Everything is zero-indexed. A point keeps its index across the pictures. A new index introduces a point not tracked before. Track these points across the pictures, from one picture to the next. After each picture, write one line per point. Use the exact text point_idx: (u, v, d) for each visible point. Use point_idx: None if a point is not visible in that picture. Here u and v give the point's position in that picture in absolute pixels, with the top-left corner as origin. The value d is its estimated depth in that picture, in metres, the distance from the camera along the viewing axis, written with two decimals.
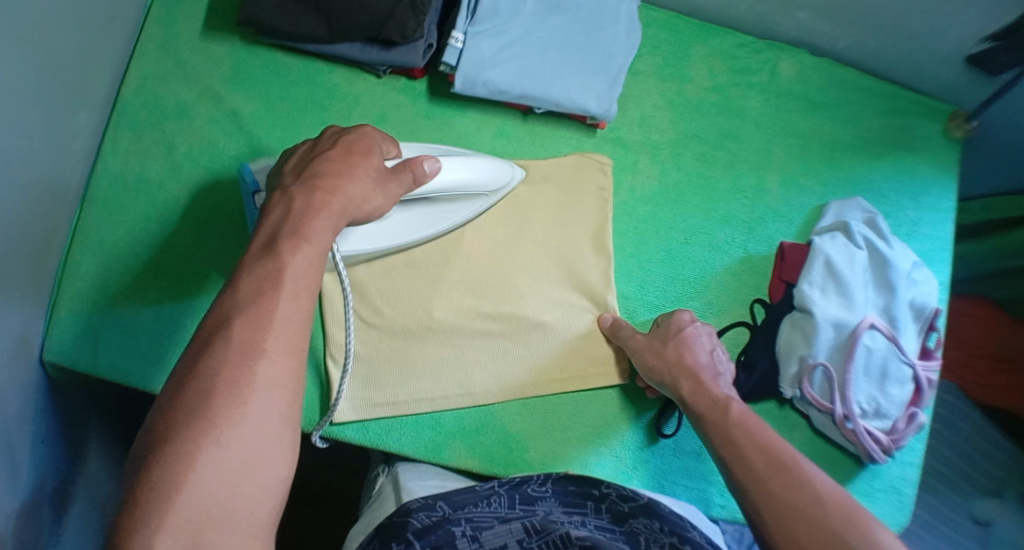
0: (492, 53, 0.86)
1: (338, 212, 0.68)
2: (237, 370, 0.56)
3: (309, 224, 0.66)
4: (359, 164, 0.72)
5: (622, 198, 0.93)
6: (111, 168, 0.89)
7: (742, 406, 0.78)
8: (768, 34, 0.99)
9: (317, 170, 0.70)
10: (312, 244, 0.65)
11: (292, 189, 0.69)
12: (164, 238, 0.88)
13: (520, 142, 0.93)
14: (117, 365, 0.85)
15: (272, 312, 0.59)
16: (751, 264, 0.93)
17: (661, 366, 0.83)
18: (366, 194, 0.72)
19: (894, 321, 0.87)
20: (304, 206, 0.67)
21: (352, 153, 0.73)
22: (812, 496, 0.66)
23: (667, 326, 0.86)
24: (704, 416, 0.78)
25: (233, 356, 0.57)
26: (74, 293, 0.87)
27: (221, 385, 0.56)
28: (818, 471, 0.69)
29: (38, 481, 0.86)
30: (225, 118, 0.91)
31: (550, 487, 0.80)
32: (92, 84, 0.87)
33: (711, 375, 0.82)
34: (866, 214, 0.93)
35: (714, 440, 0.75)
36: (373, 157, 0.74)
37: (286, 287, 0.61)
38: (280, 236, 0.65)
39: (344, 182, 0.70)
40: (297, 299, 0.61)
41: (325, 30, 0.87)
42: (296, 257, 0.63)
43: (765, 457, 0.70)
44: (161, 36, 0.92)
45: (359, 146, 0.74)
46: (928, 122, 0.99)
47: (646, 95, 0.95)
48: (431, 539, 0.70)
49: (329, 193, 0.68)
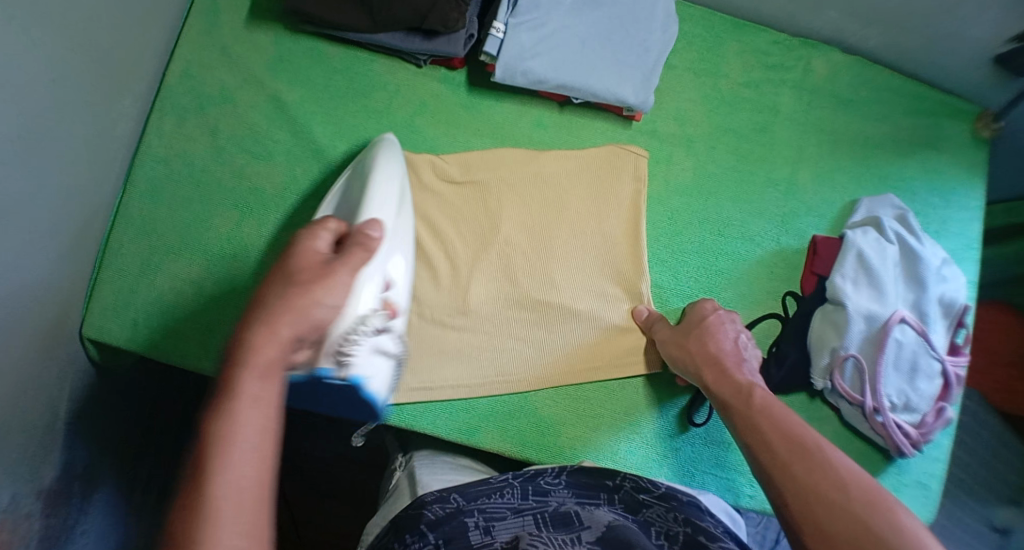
0: (532, 44, 0.88)
1: (294, 327, 0.62)
2: (206, 485, 0.55)
3: (265, 348, 0.60)
4: (305, 296, 0.63)
5: (656, 190, 0.94)
6: (154, 150, 0.91)
7: (765, 392, 0.78)
8: (801, 32, 1.01)
9: (286, 281, 0.64)
10: (270, 374, 0.60)
11: (249, 315, 0.62)
12: (205, 220, 0.90)
13: (556, 133, 0.95)
14: (155, 342, 0.87)
15: (234, 457, 0.56)
16: (783, 257, 0.94)
17: (686, 358, 0.84)
18: (316, 307, 0.64)
19: (925, 316, 0.87)
20: (254, 332, 0.61)
21: (284, 291, 0.63)
22: (835, 480, 0.66)
23: (691, 319, 0.88)
24: (726, 404, 0.79)
25: (206, 491, 0.55)
26: (115, 272, 0.88)
27: (193, 502, 0.54)
28: (838, 455, 0.69)
29: (70, 458, 0.86)
30: (268, 104, 0.93)
31: (565, 479, 0.80)
32: (138, 67, 0.89)
33: (736, 364, 0.83)
34: (898, 210, 0.94)
35: (736, 428, 0.76)
36: (317, 271, 0.65)
37: (246, 424, 0.57)
38: (232, 375, 0.59)
39: (309, 294, 0.63)
40: (260, 431, 0.58)
41: (368, 18, 0.88)
42: (249, 384, 0.59)
43: (787, 443, 0.71)
44: (206, 22, 0.94)
45: (296, 272, 0.65)
46: (957, 122, 1.00)
47: (681, 90, 0.97)
48: (445, 531, 0.70)
49: (293, 310, 0.62)
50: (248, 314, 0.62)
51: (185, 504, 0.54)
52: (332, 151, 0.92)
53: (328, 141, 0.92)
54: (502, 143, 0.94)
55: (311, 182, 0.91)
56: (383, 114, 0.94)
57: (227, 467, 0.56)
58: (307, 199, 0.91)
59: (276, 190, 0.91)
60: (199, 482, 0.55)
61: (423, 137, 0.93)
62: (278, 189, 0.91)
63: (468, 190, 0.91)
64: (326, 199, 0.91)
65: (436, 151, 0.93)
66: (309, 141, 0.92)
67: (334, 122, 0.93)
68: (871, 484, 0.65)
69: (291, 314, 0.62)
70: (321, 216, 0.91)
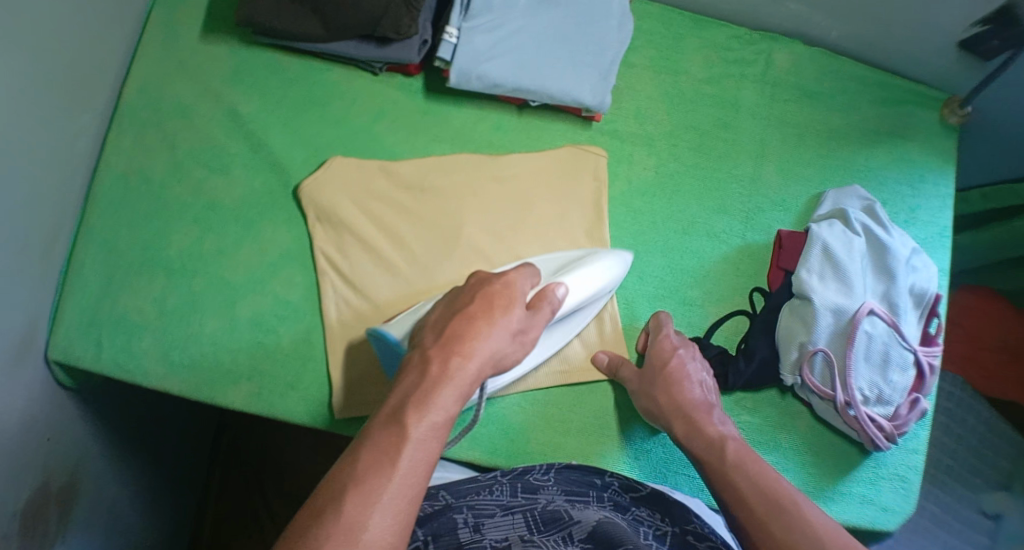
0: (486, 47, 0.87)
1: (471, 376, 0.64)
2: (353, 502, 0.56)
3: (444, 386, 0.62)
4: (483, 332, 0.66)
5: (619, 190, 0.94)
6: (114, 168, 0.90)
7: (738, 443, 0.76)
8: (761, 25, 1.00)
9: (455, 329, 0.66)
10: (438, 409, 0.61)
11: (430, 349, 0.65)
12: (166, 236, 0.89)
13: (516, 136, 0.94)
14: (120, 360, 0.86)
15: (391, 481, 0.57)
16: (749, 253, 0.94)
17: (657, 412, 0.83)
18: (492, 342, 0.66)
19: (895, 307, 0.86)
20: (440, 368, 0.63)
21: (475, 324, 0.66)
22: (814, 542, 0.64)
23: (654, 365, 0.85)
24: (701, 459, 0.77)
25: (351, 507, 0.55)
26: (79, 292, 0.87)
27: (336, 514, 0.55)
28: (818, 509, 0.67)
29: (44, 479, 0.84)
30: (225, 117, 0.92)
31: (553, 475, 0.79)
32: (95, 85, 0.89)
33: (705, 412, 0.81)
34: (864, 201, 0.93)
35: (712, 484, 0.74)
36: (515, 310, 0.69)
37: (407, 453, 0.59)
38: (404, 402, 0.62)
39: (479, 342, 0.65)
40: (417, 463, 0.59)
41: (321, 28, 0.88)
42: (419, 421, 0.60)
43: (765, 500, 0.69)
44: (161, 38, 0.94)
45: (491, 298, 0.69)
46: (924, 110, 0.99)
47: (641, 88, 0.96)
48: (433, 527, 0.70)
49: (468, 358, 0.64)
50: (428, 346, 0.66)
51: (330, 511, 0.56)
52: (290, 162, 0.92)
53: (286, 153, 0.92)
54: (462, 147, 0.93)
55: (271, 194, 0.91)
56: (341, 124, 0.93)
57: (379, 490, 0.56)
58: (268, 213, 0.90)
59: (236, 203, 0.90)
60: (338, 509, 0.56)
61: (382, 144, 0.93)
62: (238, 203, 0.90)
63: (426, 198, 0.91)
64: (286, 212, 0.91)
65: (394, 158, 0.92)
66: (267, 153, 0.92)
67: (293, 134, 0.92)
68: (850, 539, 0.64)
69: (476, 351, 0.65)
70: (281, 228, 0.90)
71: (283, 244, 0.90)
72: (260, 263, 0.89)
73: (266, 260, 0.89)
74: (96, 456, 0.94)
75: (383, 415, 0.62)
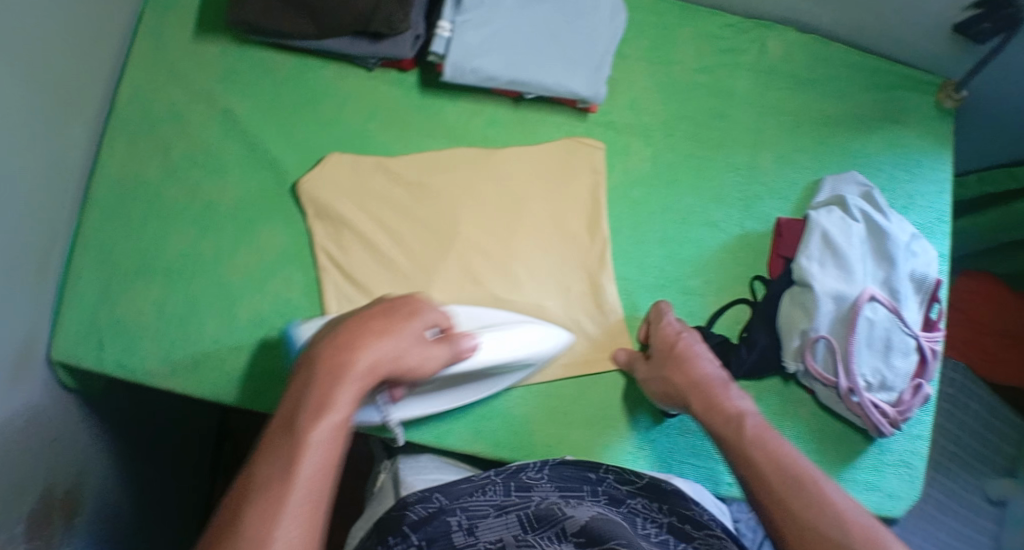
0: (479, 41, 0.87)
1: (363, 371, 0.69)
2: (250, 515, 0.59)
3: (340, 385, 0.67)
4: (384, 338, 0.72)
5: (615, 181, 0.93)
6: (109, 172, 0.90)
7: (756, 420, 0.75)
8: (753, 14, 1.00)
9: (352, 332, 0.71)
10: (340, 408, 0.66)
11: (314, 353, 0.70)
12: (163, 239, 0.89)
13: (512, 130, 0.94)
14: (120, 364, 0.86)
15: (294, 484, 0.61)
16: (747, 242, 0.94)
17: (674, 392, 0.82)
18: (392, 343, 0.72)
19: (895, 293, 0.86)
20: (330, 370, 0.68)
21: (369, 329, 0.72)
22: (836, 519, 0.64)
23: (664, 348, 0.84)
24: (720, 437, 0.76)
25: (248, 519, 0.58)
26: (77, 297, 0.87)
27: (230, 530, 0.58)
28: (836, 486, 0.68)
29: (48, 483, 0.84)
30: (219, 118, 0.92)
31: (547, 472, 0.78)
32: (88, 89, 0.88)
33: (722, 387, 0.80)
34: (862, 186, 0.92)
35: (733, 462, 0.74)
36: (414, 319, 0.75)
37: (309, 457, 0.62)
38: (298, 409, 0.66)
39: (376, 344, 0.71)
40: (324, 462, 0.63)
41: (313, 25, 0.88)
42: (318, 422, 0.64)
43: (783, 478, 0.69)
44: (153, 40, 0.94)
45: (395, 307, 0.75)
46: (918, 95, 0.99)
47: (635, 79, 0.96)
48: (427, 531, 0.70)
49: (357, 357, 0.69)
50: (319, 350, 0.70)
51: (227, 527, 0.59)
52: (285, 161, 0.91)
53: (281, 152, 0.91)
54: (458, 142, 0.93)
55: (267, 194, 0.91)
56: (335, 121, 0.93)
57: (285, 494, 0.60)
58: (264, 213, 0.90)
59: (232, 204, 0.90)
60: (236, 520, 0.59)
61: (377, 141, 0.93)
62: (234, 203, 0.90)
63: (424, 193, 0.91)
64: (282, 211, 0.90)
65: (389, 155, 0.92)
66: (262, 153, 0.91)
67: (287, 132, 0.92)
68: (869, 519, 0.65)
69: (371, 351, 0.70)
70: (279, 227, 0.90)
71: (280, 244, 0.89)
72: (258, 263, 0.89)
73: (264, 260, 0.89)
74: (98, 461, 0.93)
75: (279, 425, 0.65)
